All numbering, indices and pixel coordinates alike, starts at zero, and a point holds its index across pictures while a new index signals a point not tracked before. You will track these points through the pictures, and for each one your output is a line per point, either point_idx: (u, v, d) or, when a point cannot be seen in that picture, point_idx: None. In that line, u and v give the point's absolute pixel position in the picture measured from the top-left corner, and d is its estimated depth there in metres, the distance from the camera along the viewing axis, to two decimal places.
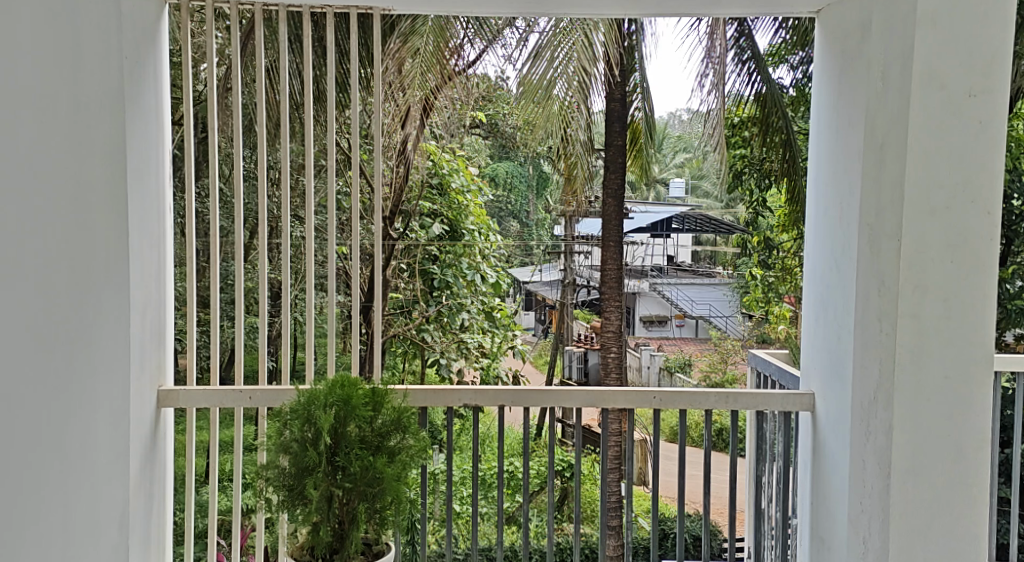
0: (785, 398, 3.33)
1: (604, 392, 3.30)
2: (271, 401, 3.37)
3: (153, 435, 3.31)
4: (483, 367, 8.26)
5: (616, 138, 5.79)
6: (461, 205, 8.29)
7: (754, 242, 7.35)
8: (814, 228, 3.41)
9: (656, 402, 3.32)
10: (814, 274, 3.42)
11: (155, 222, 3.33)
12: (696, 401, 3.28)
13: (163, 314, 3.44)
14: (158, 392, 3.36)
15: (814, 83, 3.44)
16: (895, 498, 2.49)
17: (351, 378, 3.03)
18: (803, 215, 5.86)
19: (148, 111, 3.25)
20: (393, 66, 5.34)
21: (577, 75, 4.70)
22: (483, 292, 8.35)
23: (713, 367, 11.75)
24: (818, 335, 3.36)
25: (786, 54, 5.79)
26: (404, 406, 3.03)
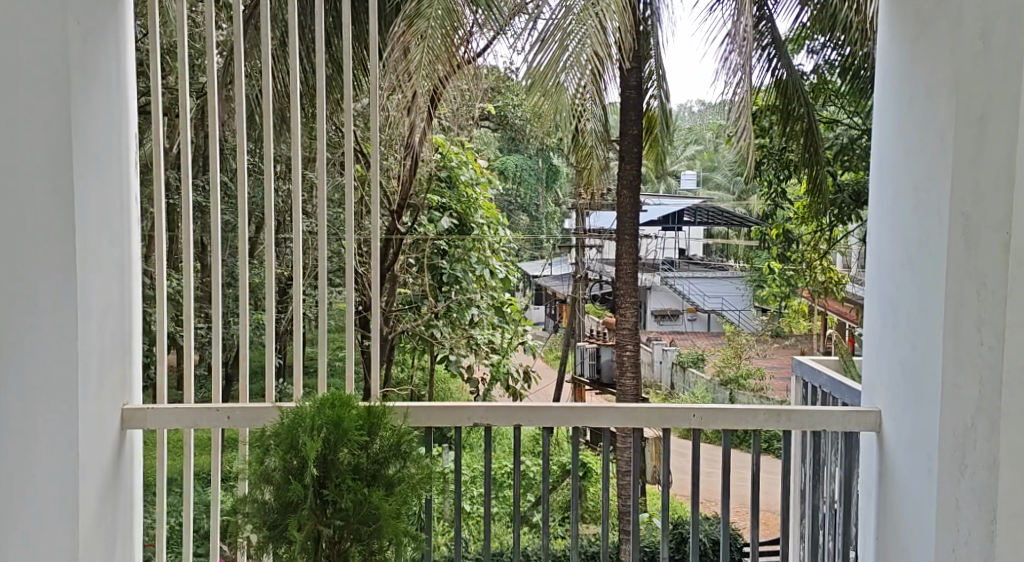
0: (845, 416, 3.18)
1: (634, 412, 3.18)
2: (249, 422, 3.25)
3: (116, 460, 3.16)
4: (493, 363, 8.08)
5: (631, 127, 5.55)
6: (470, 198, 8.10)
7: (774, 235, 7.09)
8: (882, 219, 3.20)
9: (695, 421, 3.19)
10: (882, 273, 3.20)
11: (117, 227, 3.19)
12: (738, 420, 3.15)
13: (127, 327, 3.28)
14: (123, 411, 3.24)
15: (879, 67, 3.26)
16: (1002, 534, 2.31)
17: (345, 398, 2.91)
18: (822, 208, 5.72)
19: (110, 114, 3.12)
20: (398, 56, 5.14)
21: (591, 62, 4.48)
22: (492, 287, 8.23)
23: (726, 362, 12.17)
24: (886, 341, 3.14)
25: (807, 40, 5.59)
26: (402, 429, 2.90)
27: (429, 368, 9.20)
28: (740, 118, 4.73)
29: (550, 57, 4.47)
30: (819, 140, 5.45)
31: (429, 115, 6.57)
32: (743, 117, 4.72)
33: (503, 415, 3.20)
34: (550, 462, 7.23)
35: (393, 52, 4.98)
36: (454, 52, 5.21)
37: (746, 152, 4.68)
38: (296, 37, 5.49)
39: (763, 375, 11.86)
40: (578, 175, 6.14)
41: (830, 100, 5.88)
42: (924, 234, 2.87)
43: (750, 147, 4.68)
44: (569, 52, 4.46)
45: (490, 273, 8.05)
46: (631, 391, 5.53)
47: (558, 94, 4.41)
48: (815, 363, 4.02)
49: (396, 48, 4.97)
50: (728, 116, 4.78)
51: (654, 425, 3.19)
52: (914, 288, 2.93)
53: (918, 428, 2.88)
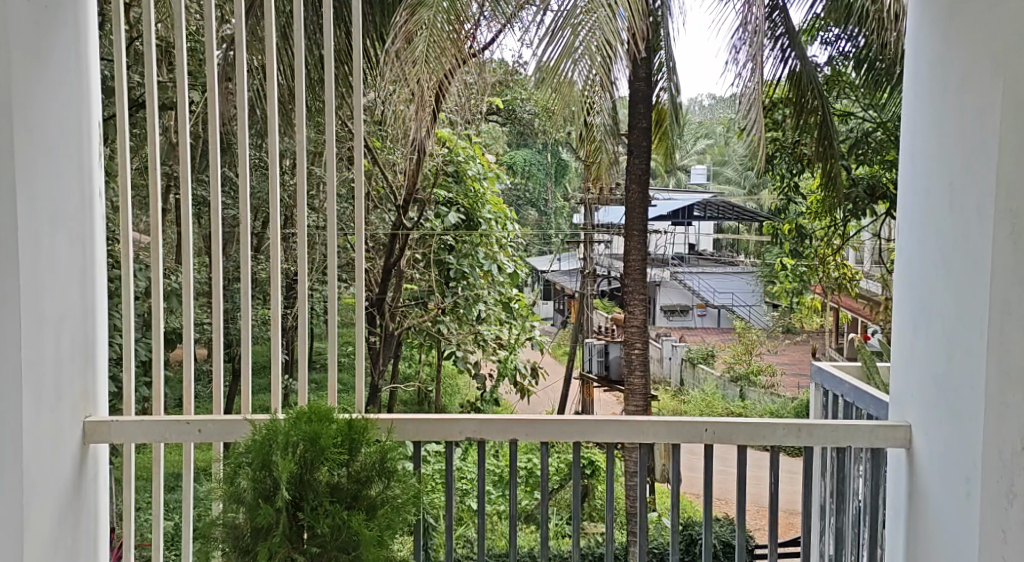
0: (873, 430, 3.04)
1: (639, 423, 3.07)
2: (219, 433, 3.05)
3: (76, 475, 3.00)
4: (501, 359, 8.00)
5: (640, 121, 5.42)
6: (477, 193, 8.03)
7: (786, 231, 6.96)
8: (911, 215, 3.08)
9: (707, 435, 3.05)
10: (914, 272, 3.08)
11: (74, 226, 3.00)
12: (759, 433, 3.04)
13: (89, 332, 3.10)
14: (85, 423, 3.06)
15: (910, 51, 3.11)
16: None
17: (323, 411, 2.82)
18: (836, 203, 5.63)
19: (63, 105, 2.92)
20: (402, 48, 5.03)
21: (600, 50, 4.36)
22: (500, 283, 8.13)
23: (736, 359, 12.23)
24: (916, 344, 3.03)
25: (821, 30, 5.50)
26: (385, 444, 2.82)
27: (437, 364, 9.12)
28: (750, 109, 4.63)
29: (560, 49, 4.35)
30: (833, 133, 5.35)
31: (435, 109, 6.47)
32: (754, 108, 4.62)
33: (516, 424, 3.09)
34: (557, 460, 7.15)
35: (395, 44, 4.86)
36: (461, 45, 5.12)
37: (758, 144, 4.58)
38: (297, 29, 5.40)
39: (773, 372, 12.06)
40: (586, 170, 6.03)
41: (845, 92, 5.75)
42: (959, 237, 2.79)
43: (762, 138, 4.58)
44: (575, 46, 4.35)
45: (497, 269, 7.95)
46: (638, 389, 5.40)
47: (566, 86, 4.31)
48: (835, 370, 3.92)
49: (399, 39, 4.86)
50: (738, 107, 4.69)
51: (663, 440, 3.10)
52: (947, 293, 2.84)
53: (950, 444, 2.79)
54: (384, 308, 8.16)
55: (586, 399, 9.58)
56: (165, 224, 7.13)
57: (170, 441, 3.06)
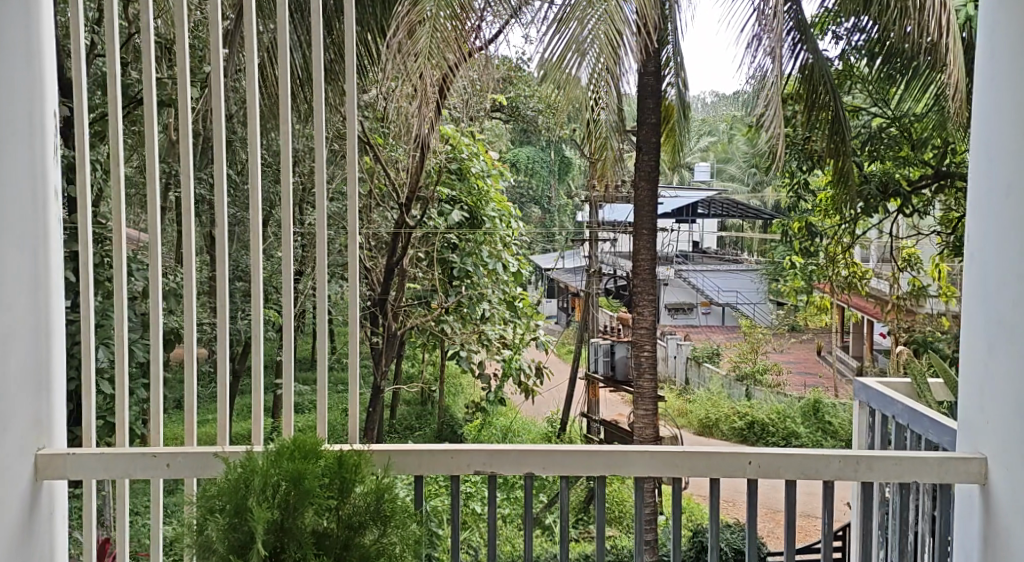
0: (943, 463, 2.70)
1: (670, 455, 2.75)
2: (194, 470, 2.80)
3: (25, 511, 2.73)
4: (504, 359, 7.86)
5: (650, 117, 5.22)
6: (481, 190, 7.93)
7: (795, 229, 6.73)
8: (988, 228, 2.71)
9: (751, 470, 2.71)
10: (987, 290, 2.71)
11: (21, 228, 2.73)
12: (808, 467, 2.71)
13: (45, 348, 2.84)
14: (38, 456, 2.79)
15: (980, 45, 2.78)
16: None
17: (312, 445, 2.61)
18: (848, 200, 5.51)
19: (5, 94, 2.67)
20: (403, 41, 4.87)
21: (609, 41, 4.23)
22: (504, 281, 7.98)
23: (742, 357, 12.06)
24: (991, 375, 2.67)
25: (832, 23, 5.23)
26: (385, 481, 2.60)
27: (441, 364, 8.99)
28: (769, 106, 4.49)
29: (565, 42, 4.23)
30: (846, 128, 5.18)
31: (438, 104, 6.35)
32: (774, 104, 4.48)
33: (531, 454, 2.77)
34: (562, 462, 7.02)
35: (396, 38, 4.71)
36: (464, 38, 4.98)
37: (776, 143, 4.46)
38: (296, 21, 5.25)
39: (780, 369, 11.90)
40: (592, 167, 5.90)
41: (857, 86, 5.63)
42: None
43: (781, 137, 4.46)
44: (581, 41, 4.21)
45: (502, 268, 7.81)
46: (648, 392, 5.01)
47: (571, 85, 4.14)
48: (886, 389, 3.63)
49: (401, 32, 4.72)
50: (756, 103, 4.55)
51: (700, 476, 2.75)
52: None
53: None
54: (387, 308, 8.04)
55: (591, 399, 9.44)
56: (164, 223, 7.00)
57: (135, 477, 2.80)
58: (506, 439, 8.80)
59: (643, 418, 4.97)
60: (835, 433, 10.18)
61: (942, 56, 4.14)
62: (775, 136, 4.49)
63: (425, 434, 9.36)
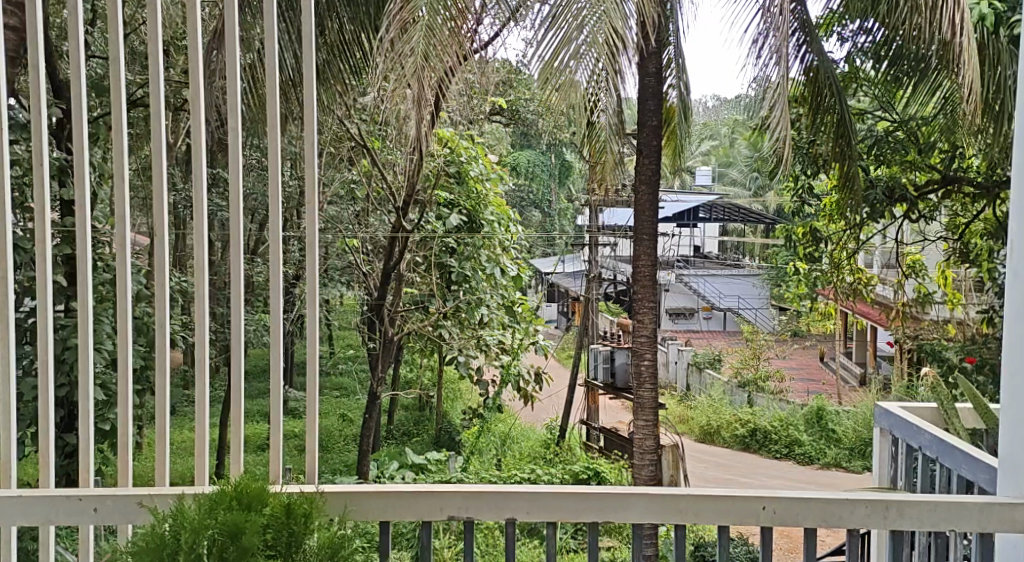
0: (987, 508, 2.26)
1: (669, 498, 2.28)
2: (119, 517, 2.31)
3: None
4: (503, 365, 7.78)
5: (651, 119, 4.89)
6: (480, 194, 7.79)
7: (799, 234, 6.47)
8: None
9: (767, 513, 2.26)
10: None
11: None
12: (839, 515, 2.26)
13: None
14: None
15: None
16: None
17: (261, 491, 2.18)
18: (853, 204, 5.39)
19: None
20: (397, 38, 4.71)
21: (609, 38, 4.09)
22: (502, 286, 7.89)
23: (743, 363, 11.96)
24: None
25: (839, 23, 5.15)
26: (341, 535, 2.17)
27: (438, 369, 8.89)
28: (775, 111, 4.38)
29: (560, 37, 4.08)
30: (851, 131, 5.06)
31: (435, 106, 6.27)
32: (780, 108, 4.37)
33: (514, 495, 2.31)
34: (562, 471, 6.93)
35: (387, 36, 4.53)
36: (461, 42, 4.81)
37: (783, 147, 4.35)
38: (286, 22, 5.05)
39: (781, 376, 11.81)
40: (592, 171, 5.79)
41: (862, 87, 5.52)
42: None
43: (788, 140, 4.34)
44: (578, 41, 4.05)
45: (500, 272, 7.72)
46: (649, 400, 4.75)
47: (570, 86, 4.00)
48: (907, 417, 3.25)
49: (392, 30, 4.55)
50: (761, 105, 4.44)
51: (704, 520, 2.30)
52: None
53: None
54: (383, 314, 7.92)
55: (591, 405, 9.22)
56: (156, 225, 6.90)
57: (57, 525, 2.31)
58: (505, 445, 8.71)
59: (641, 426, 4.77)
60: (839, 440, 10.05)
61: (952, 57, 4.02)
62: (782, 140, 4.38)
63: (424, 438, 9.29)
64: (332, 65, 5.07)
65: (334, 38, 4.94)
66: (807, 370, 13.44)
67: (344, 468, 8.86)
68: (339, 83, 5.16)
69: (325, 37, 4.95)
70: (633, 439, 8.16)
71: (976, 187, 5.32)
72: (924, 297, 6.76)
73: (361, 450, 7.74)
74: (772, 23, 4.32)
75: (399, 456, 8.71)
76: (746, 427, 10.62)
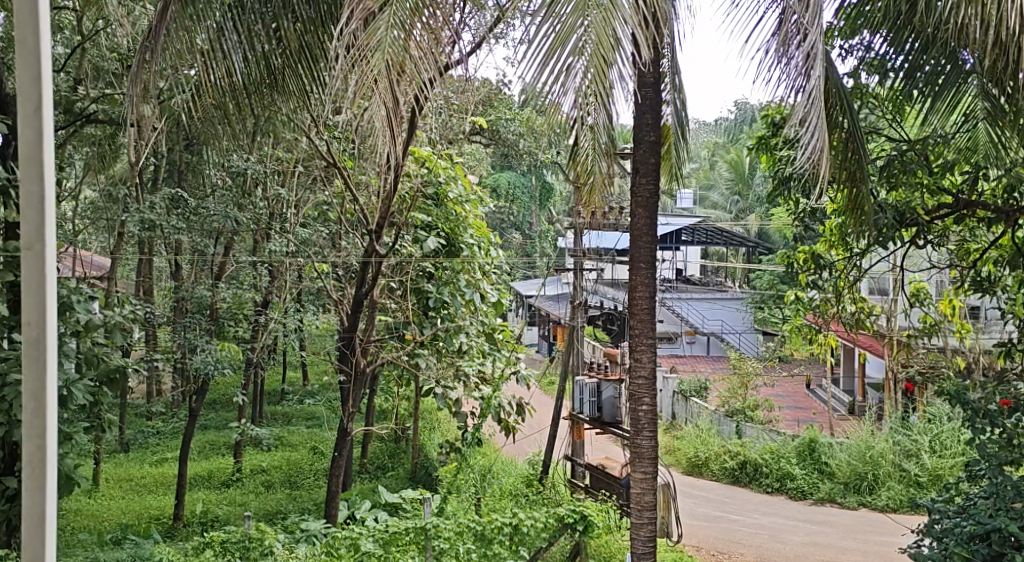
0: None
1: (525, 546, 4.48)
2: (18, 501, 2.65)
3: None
4: (483, 398, 7.04)
5: (648, 133, 4.25)
6: (459, 216, 7.31)
7: (801, 260, 5.95)
8: None
9: None
10: None
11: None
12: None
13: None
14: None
15: None
16: None
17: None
18: (865, 226, 4.95)
19: None
20: (357, 35, 4.16)
21: (604, 36, 3.50)
22: (482, 312, 7.41)
23: (732, 393, 11.60)
24: None
25: (842, 36, 4.89)
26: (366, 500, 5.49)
27: (414, 399, 8.48)
28: (810, 115, 3.87)
29: (556, 33, 3.54)
30: (864, 149, 4.67)
31: (410, 123, 5.92)
32: (816, 109, 3.86)
33: None
34: (546, 515, 6.39)
35: (350, 30, 4.01)
36: (440, 52, 4.33)
37: (818, 160, 3.85)
38: (236, 17, 4.32)
39: (772, 407, 11.47)
40: (580, 197, 5.34)
41: (870, 105, 5.18)
42: None
43: (824, 151, 3.86)
44: (571, 47, 3.51)
45: (481, 298, 7.24)
46: (647, 451, 4.24)
47: (554, 112, 3.54)
48: None
49: (356, 22, 4.02)
50: (789, 119, 3.96)
51: None
52: None
53: None
54: (356, 344, 7.36)
55: (575, 441, 8.28)
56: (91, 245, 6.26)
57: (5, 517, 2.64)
58: (484, 482, 8.29)
59: (640, 482, 4.23)
60: (833, 475, 9.50)
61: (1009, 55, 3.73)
62: (817, 151, 3.89)
63: (399, 475, 8.99)
64: (290, 69, 4.54)
65: (294, 40, 4.48)
66: (795, 399, 13.06)
67: (314, 508, 8.46)
68: (301, 95, 4.65)
69: (283, 40, 4.48)
70: (621, 479, 7.52)
71: (996, 211, 4.89)
72: (933, 327, 6.36)
73: (330, 490, 7.16)
74: (791, 28, 3.89)
75: (371, 496, 8.28)
76: (735, 458, 10.20)
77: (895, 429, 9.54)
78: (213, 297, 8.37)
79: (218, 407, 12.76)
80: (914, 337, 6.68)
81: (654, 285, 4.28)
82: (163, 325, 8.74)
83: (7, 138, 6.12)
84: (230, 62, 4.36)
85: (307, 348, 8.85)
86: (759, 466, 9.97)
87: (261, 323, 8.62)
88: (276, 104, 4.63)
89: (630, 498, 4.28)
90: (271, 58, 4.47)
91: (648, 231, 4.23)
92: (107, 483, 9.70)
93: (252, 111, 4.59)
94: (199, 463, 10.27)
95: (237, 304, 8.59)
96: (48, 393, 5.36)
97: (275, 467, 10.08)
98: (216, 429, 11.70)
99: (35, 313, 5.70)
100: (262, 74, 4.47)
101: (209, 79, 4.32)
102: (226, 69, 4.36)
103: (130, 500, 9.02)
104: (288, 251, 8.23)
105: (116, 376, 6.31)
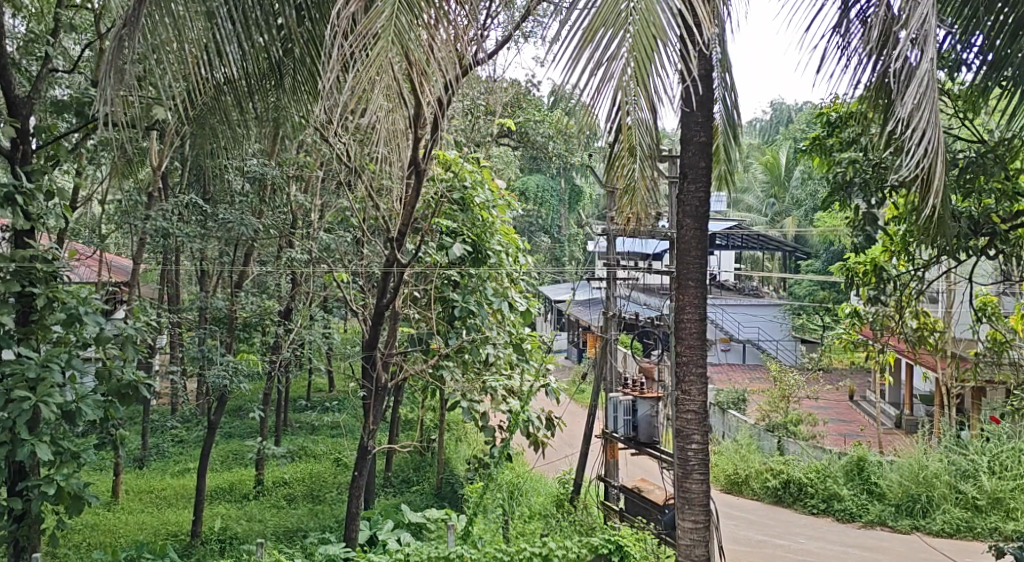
0: None
1: None
2: None
3: None
4: (510, 412, 6.57)
5: (698, 134, 3.79)
6: (486, 222, 6.86)
7: (861, 272, 5.47)
8: None
9: None
10: None
11: None
12: None
13: None
14: None
15: None
16: None
17: None
18: (937, 237, 4.46)
19: None
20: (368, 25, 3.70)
21: (645, 18, 3.05)
22: (510, 322, 7.01)
23: (772, 406, 11.05)
24: None
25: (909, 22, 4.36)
26: None
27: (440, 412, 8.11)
28: (920, 108, 3.31)
29: (587, 20, 3.10)
30: None
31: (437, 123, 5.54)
32: (926, 101, 3.32)
33: None
34: (578, 544, 5.88)
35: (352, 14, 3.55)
36: (465, 45, 3.91)
37: (929, 162, 3.30)
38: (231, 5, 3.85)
39: (815, 421, 10.91)
40: (620, 206, 4.88)
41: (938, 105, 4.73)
42: None
43: (938, 153, 3.32)
44: (603, 35, 3.06)
45: (509, 307, 6.81)
46: (697, 497, 3.79)
47: (586, 114, 3.12)
48: None
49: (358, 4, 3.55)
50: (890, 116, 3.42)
51: None
52: None
53: None
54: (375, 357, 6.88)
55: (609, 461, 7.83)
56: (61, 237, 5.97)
57: None
58: (513, 500, 7.88)
59: (690, 532, 3.79)
60: (883, 496, 8.99)
61: None
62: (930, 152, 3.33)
63: (424, 490, 8.63)
64: (295, 66, 4.18)
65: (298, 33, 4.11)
66: (839, 412, 12.54)
67: (335, 525, 8.10)
68: (310, 92, 4.28)
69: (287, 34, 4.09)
70: (657, 504, 7.03)
71: None
72: (1000, 344, 5.88)
73: (350, 512, 6.62)
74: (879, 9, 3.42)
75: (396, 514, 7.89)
76: (777, 477, 9.67)
77: (949, 448, 9.01)
78: (231, 306, 8.05)
79: (242, 414, 12.52)
80: (982, 356, 6.17)
81: (702, 305, 3.79)
82: (182, 334, 8.41)
83: (16, 142, 5.78)
84: (224, 54, 3.90)
85: (330, 356, 8.53)
86: (803, 485, 9.44)
87: (284, 330, 8.29)
88: (285, 103, 4.27)
89: (677, 548, 3.85)
90: (271, 51, 4.07)
91: (696, 246, 3.77)
92: (128, 496, 9.39)
93: (256, 111, 4.27)
94: (220, 475, 9.96)
95: (260, 312, 8.15)
96: (54, 410, 4.98)
97: (297, 479, 9.75)
98: (239, 439, 11.44)
99: (43, 323, 5.34)
100: (263, 68, 4.10)
101: (199, 74, 3.90)
102: (220, 62, 3.95)
103: (148, 515, 8.67)
104: (311, 259, 7.92)
105: (129, 391, 5.49)
